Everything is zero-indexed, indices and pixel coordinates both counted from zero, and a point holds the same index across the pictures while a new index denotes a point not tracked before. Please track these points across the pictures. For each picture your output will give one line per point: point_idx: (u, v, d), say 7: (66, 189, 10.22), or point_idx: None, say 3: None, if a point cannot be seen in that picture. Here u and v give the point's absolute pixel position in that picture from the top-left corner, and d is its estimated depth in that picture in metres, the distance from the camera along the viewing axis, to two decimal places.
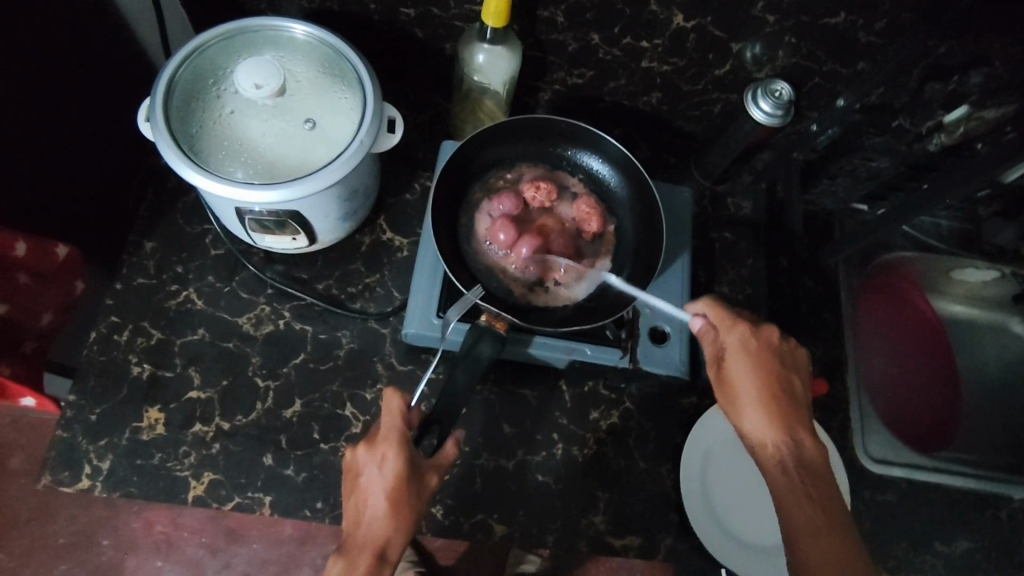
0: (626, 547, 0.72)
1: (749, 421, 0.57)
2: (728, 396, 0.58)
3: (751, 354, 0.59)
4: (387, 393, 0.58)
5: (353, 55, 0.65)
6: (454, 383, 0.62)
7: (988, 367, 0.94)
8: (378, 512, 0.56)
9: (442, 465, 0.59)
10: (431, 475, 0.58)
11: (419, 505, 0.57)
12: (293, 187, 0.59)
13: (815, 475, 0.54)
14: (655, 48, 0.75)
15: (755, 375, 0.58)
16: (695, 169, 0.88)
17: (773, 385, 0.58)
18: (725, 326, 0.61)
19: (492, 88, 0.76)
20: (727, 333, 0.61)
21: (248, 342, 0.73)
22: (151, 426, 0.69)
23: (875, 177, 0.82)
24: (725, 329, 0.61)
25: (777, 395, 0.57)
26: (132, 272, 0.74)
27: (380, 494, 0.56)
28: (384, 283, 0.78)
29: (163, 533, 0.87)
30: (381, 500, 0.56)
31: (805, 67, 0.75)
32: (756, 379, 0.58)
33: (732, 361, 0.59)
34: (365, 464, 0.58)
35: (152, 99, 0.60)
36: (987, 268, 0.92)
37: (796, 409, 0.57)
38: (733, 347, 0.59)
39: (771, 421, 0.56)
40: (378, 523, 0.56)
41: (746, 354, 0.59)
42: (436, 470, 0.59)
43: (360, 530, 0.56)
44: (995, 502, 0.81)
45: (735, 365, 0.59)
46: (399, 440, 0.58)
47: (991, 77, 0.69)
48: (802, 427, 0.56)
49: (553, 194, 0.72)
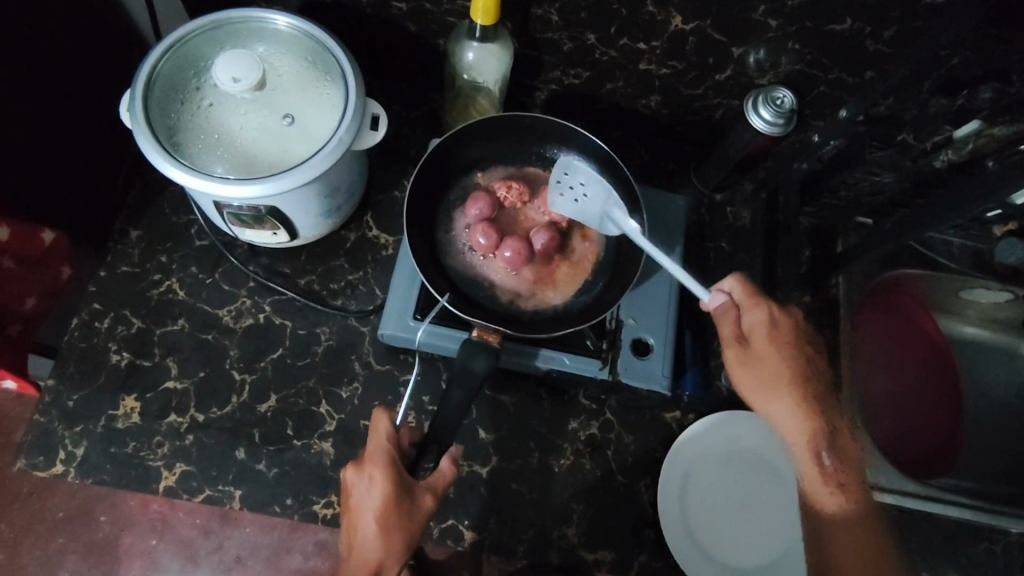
0: (597, 561, 0.70)
1: (773, 405, 0.58)
2: (750, 376, 0.59)
3: (774, 332, 0.59)
4: (375, 411, 0.58)
5: (337, 49, 0.64)
6: (450, 402, 0.61)
7: (993, 390, 0.91)
8: (368, 535, 0.55)
9: (439, 484, 0.58)
10: (423, 495, 0.57)
11: (414, 527, 0.56)
12: (270, 183, 0.59)
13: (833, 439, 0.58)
14: (653, 51, 0.72)
15: (786, 354, 0.59)
16: (695, 177, 0.86)
17: (802, 364, 0.59)
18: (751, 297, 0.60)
19: (484, 86, 0.75)
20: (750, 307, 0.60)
21: (227, 335, 0.73)
22: (126, 414, 0.69)
23: (877, 193, 0.79)
24: (758, 306, 0.60)
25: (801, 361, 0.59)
26: (116, 259, 0.74)
27: (373, 514, 0.55)
28: (367, 281, 0.77)
29: (159, 511, 0.82)
30: (374, 523, 0.55)
31: (809, 75, 0.72)
32: (780, 359, 0.58)
33: (757, 341, 0.59)
34: (354, 487, 0.57)
35: (131, 91, 0.59)
36: (999, 289, 0.87)
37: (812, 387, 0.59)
38: (755, 325, 0.59)
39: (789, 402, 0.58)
40: (374, 546, 0.54)
41: (767, 331, 0.59)
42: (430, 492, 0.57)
43: (355, 554, 0.55)
44: (990, 537, 0.76)
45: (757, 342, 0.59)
46: (389, 460, 0.57)
47: (1004, 94, 0.66)
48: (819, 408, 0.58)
49: (524, 194, 0.72)
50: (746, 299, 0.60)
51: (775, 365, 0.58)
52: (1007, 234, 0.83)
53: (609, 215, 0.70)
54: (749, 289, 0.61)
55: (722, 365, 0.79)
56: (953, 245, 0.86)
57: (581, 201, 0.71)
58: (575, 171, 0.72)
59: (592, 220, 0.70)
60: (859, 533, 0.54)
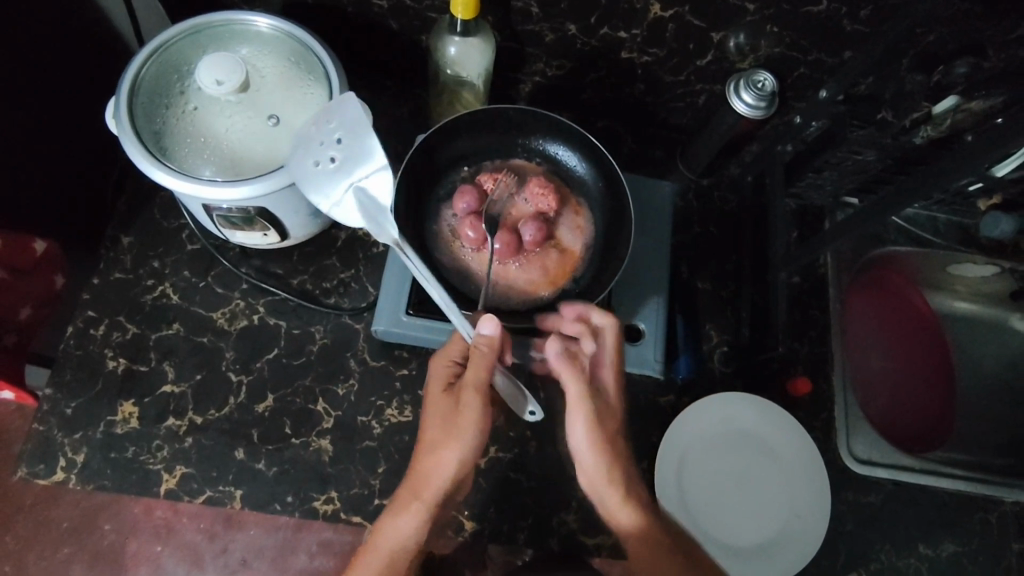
0: (597, 545, 0.71)
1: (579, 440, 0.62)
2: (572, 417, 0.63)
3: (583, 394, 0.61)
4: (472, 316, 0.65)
5: (320, 48, 0.64)
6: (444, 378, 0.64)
7: (983, 364, 0.92)
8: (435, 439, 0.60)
9: (478, 379, 0.57)
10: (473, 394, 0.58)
11: (463, 428, 0.58)
12: (257, 184, 0.59)
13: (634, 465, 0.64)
14: (634, 38, 0.73)
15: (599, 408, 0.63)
16: (681, 163, 0.87)
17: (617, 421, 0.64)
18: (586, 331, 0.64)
19: (468, 80, 0.75)
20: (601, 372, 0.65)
21: (222, 337, 0.74)
22: (125, 419, 0.70)
23: (861, 171, 0.80)
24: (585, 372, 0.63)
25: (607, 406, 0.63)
26: (109, 266, 0.75)
27: (436, 428, 0.60)
28: (359, 279, 0.78)
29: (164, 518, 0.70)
30: (434, 430, 0.60)
31: (789, 56, 0.73)
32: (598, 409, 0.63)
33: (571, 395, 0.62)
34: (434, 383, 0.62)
35: (116, 98, 0.60)
36: (985, 263, 0.89)
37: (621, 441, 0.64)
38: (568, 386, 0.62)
39: (597, 449, 0.62)
40: (433, 462, 0.59)
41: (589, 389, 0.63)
42: (472, 393, 0.58)
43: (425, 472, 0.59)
44: (984, 506, 0.77)
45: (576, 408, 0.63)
46: (447, 365, 0.62)
47: (979, 68, 0.67)
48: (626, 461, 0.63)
49: (510, 185, 0.73)
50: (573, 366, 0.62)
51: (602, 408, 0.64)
52: (991, 209, 0.85)
53: (368, 191, 0.62)
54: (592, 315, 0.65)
55: (714, 347, 0.79)
56: (939, 221, 0.89)
57: (317, 167, 0.60)
58: (337, 115, 0.61)
59: (304, 181, 0.60)
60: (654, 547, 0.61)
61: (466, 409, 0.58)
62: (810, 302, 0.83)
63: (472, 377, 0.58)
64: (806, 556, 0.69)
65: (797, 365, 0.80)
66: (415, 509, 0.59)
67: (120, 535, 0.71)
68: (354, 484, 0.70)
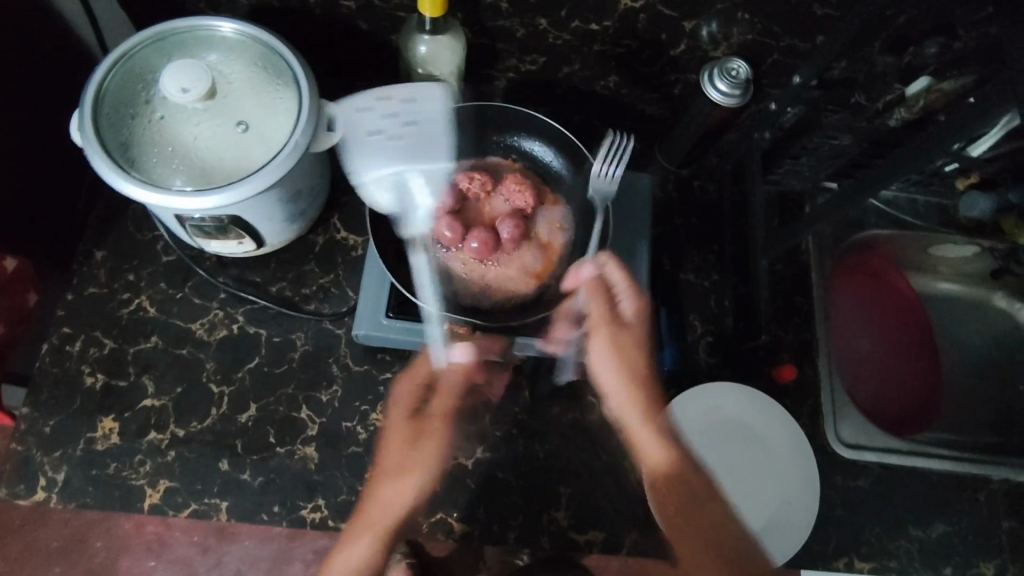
0: (588, 541, 0.71)
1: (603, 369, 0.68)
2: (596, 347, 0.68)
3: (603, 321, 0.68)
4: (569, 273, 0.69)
5: (287, 51, 0.63)
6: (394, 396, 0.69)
7: (969, 344, 0.92)
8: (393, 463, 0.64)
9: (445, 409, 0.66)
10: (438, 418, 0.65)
11: (427, 456, 0.64)
12: (228, 192, 0.58)
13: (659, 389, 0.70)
14: (606, 32, 0.76)
15: (617, 341, 0.68)
16: (660, 154, 0.82)
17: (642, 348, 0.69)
18: (621, 282, 0.67)
19: (438, 78, 0.73)
20: (627, 313, 0.68)
21: (201, 348, 0.73)
22: (105, 435, 0.69)
23: (839, 156, 0.78)
24: (607, 318, 0.68)
25: (639, 351, 0.69)
26: (84, 281, 0.74)
27: (397, 451, 0.64)
28: (339, 283, 0.77)
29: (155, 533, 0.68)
30: (394, 456, 0.64)
31: (758, 42, 0.74)
32: (626, 341, 0.68)
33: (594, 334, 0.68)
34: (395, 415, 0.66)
35: (79, 111, 0.58)
36: (965, 242, 0.89)
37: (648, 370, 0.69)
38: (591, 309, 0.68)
39: (624, 367, 0.68)
40: (390, 490, 0.63)
41: (614, 321, 0.68)
42: (438, 416, 0.65)
43: (380, 496, 0.63)
44: (973, 485, 0.77)
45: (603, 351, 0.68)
46: (410, 393, 0.67)
47: (947, 47, 0.70)
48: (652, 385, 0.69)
49: (486, 183, 0.72)
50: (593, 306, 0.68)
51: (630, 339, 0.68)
52: (970, 188, 0.84)
53: (407, 181, 0.67)
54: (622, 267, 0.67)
55: (700, 338, 0.79)
56: (919, 203, 0.89)
57: (376, 137, 0.65)
58: (418, 105, 0.66)
59: (355, 151, 0.66)
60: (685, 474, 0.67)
61: (434, 440, 0.64)
62: (793, 288, 0.83)
63: (441, 404, 0.66)
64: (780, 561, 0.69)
65: (783, 352, 0.80)
66: (368, 541, 0.62)
67: (109, 555, 0.67)
68: (341, 491, 0.69)
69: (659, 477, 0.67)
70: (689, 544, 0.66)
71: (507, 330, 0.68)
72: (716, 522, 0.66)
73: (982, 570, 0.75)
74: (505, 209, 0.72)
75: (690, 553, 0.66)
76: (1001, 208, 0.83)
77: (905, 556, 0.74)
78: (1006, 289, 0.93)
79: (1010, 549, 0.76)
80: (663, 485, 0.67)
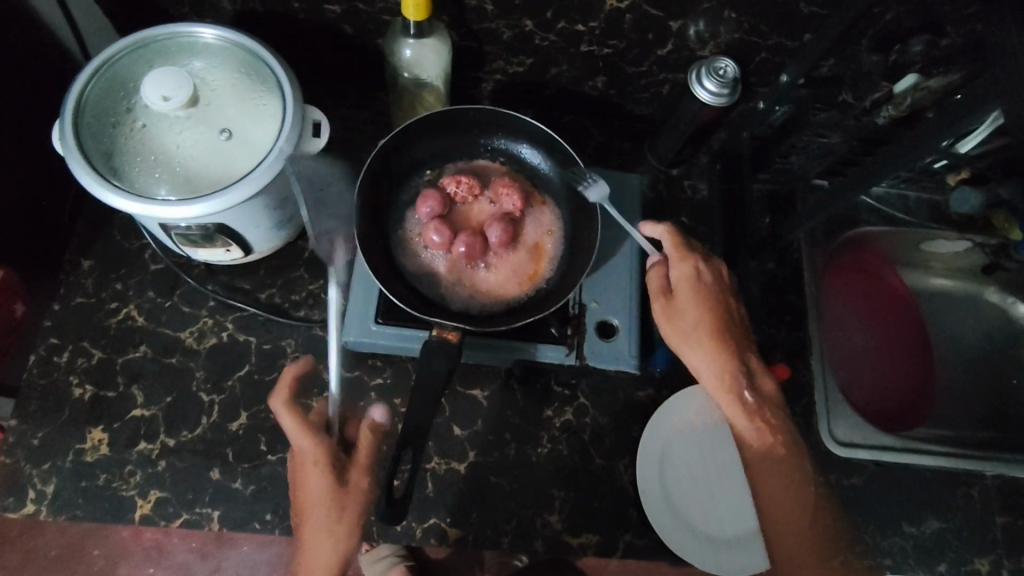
0: (583, 544, 0.70)
1: (693, 350, 0.63)
2: (672, 325, 0.64)
3: (693, 283, 0.65)
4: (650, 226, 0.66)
5: (271, 57, 0.63)
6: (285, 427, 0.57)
7: (962, 338, 0.92)
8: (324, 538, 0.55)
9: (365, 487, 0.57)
10: (359, 476, 0.57)
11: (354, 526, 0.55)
12: (213, 200, 0.58)
13: (755, 362, 0.65)
14: (592, 31, 0.72)
15: (704, 303, 0.64)
16: (649, 155, 0.86)
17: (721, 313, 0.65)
18: (675, 262, 0.65)
19: (429, 82, 0.74)
20: (688, 280, 0.65)
21: (191, 356, 0.72)
22: (94, 447, 0.68)
23: (828, 154, 0.80)
24: (670, 314, 0.65)
25: (724, 328, 0.64)
26: (71, 291, 0.73)
27: (314, 517, 0.55)
28: (329, 289, 0.76)
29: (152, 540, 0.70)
30: (318, 520, 0.55)
31: (749, 42, 0.73)
32: (701, 307, 0.64)
33: (676, 296, 0.65)
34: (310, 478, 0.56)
35: (59, 121, 0.58)
36: (957, 238, 0.88)
37: (734, 333, 0.65)
38: (681, 277, 0.65)
39: (711, 344, 0.63)
40: (319, 557, 0.55)
41: (690, 283, 0.65)
42: (358, 473, 0.57)
43: (306, 548, 0.56)
44: (966, 481, 0.77)
45: (692, 347, 0.64)
46: (325, 450, 0.56)
47: (933, 46, 0.66)
48: (742, 352, 0.65)
49: (474, 187, 0.71)
50: (656, 305, 0.65)
51: (701, 306, 0.64)
52: (960, 184, 0.84)
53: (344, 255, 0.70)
54: (674, 237, 0.66)
55: None
56: (910, 200, 0.89)
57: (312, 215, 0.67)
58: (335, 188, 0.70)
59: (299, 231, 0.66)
60: (787, 469, 0.63)
61: (351, 505, 0.56)
62: (785, 286, 0.83)
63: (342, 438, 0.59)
64: (763, 570, 0.68)
65: (775, 351, 0.80)
66: None
67: None
68: None
69: (775, 464, 0.63)
70: (783, 505, 0.63)
71: (498, 334, 0.67)
72: (799, 484, 0.63)
73: (977, 566, 0.75)
74: (493, 213, 0.72)
75: (786, 506, 0.63)
76: (992, 204, 0.83)
77: (899, 553, 0.74)
78: (998, 283, 0.92)
79: (1005, 545, 0.76)
80: (762, 467, 0.63)
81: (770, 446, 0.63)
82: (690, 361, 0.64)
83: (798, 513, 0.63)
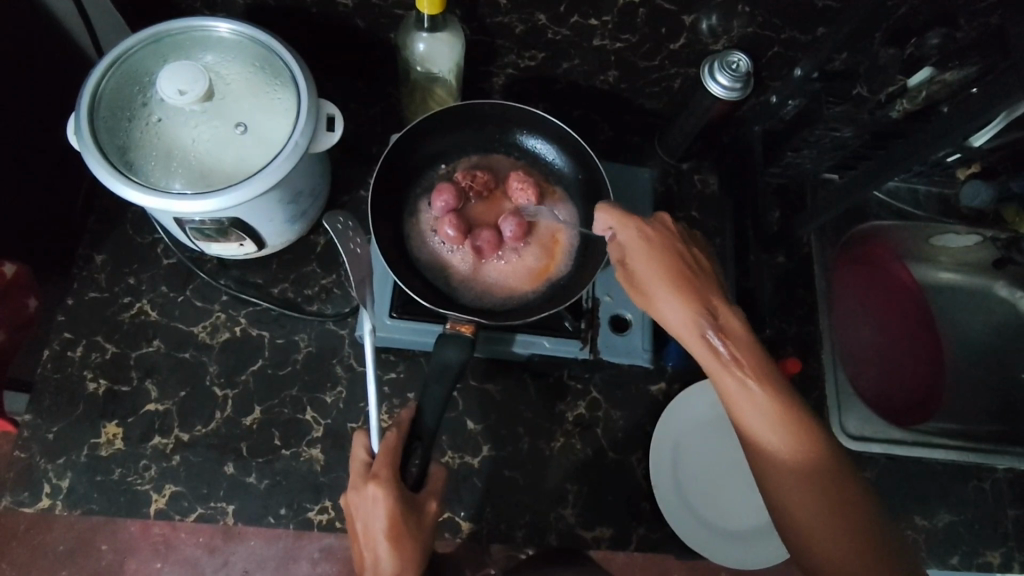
0: (597, 537, 0.70)
1: (663, 308, 0.56)
2: (640, 295, 0.58)
3: (644, 241, 0.58)
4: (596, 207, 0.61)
5: (285, 52, 0.63)
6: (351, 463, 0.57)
7: (971, 332, 0.92)
8: (382, 553, 0.53)
9: (428, 522, 0.56)
10: (428, 502, 0.57)
11: (415, 558, 0.53)
12: (227, 194, 0.58)
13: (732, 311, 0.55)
14: (605, 25, 0.73)
15: (658, 258, 0.57)
16: (659, 148, 0.85)
17: (679, 265, 0.57)
18: (621, 226, 0.60)
19: (440, 75, 0.74)
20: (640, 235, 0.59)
21: (205, 351, 0.72)
22: (109, 441, 0.68)
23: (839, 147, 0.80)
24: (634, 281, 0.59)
25: (685, 280, 0.56)
26: (84, 286, 0.73)
27: (376, 536, 0.53)
28: (341, 285, 0.76)
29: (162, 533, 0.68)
30: (379, 543, 0.53)
31: (760, 36, 0.73)
32: (657, 263, 0.57)
33: (634, 261, 0.59)
34: (360, 502, 0.55)
35: (75, 115, 0.58)
36: (967, 233, 0.89)
37: (700, 281, 0.56)
38: (631, 242, 0.59)
39: (677, 296, 0.55)
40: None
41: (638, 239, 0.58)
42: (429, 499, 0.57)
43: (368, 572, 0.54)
44: (979, 474, 0.78)
45: (656, 308, 0.57)
46: (388, 472, 0.55)
47: (951, 37, 0.68)
48: (711, 298, 0.56)
49: (489, 181, 0.72)
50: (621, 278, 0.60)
51: (653, 264, 0.57)
52: (970, 177, 0.86)
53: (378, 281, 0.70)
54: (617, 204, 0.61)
55: None
56: (919, 194, 0.89)
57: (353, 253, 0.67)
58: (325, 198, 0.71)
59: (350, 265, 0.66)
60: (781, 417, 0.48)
61: (417, 530, 0.55)
62: (796, 280, 0.83)
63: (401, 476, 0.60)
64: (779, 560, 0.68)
65: (786, 344, 0.80)
66: None
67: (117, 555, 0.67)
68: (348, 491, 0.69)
69: (769, 422, 0.48)
70: (813, 504, 0.46)
71: (512, 326, 0.67)
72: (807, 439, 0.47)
73: (989, 559, 0.75)
74: (506, 207, 0.72)
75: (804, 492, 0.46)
76: (1002, 198, 0.83)
77: (912, 546, 0.74)
78: (1010, 278, 0.93)
79: (1016, 537, 0.76)
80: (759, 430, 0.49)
81: (757, 398, 0.49)
82: (669, 326, 0.56)
83: (834, 512, 0.45)
